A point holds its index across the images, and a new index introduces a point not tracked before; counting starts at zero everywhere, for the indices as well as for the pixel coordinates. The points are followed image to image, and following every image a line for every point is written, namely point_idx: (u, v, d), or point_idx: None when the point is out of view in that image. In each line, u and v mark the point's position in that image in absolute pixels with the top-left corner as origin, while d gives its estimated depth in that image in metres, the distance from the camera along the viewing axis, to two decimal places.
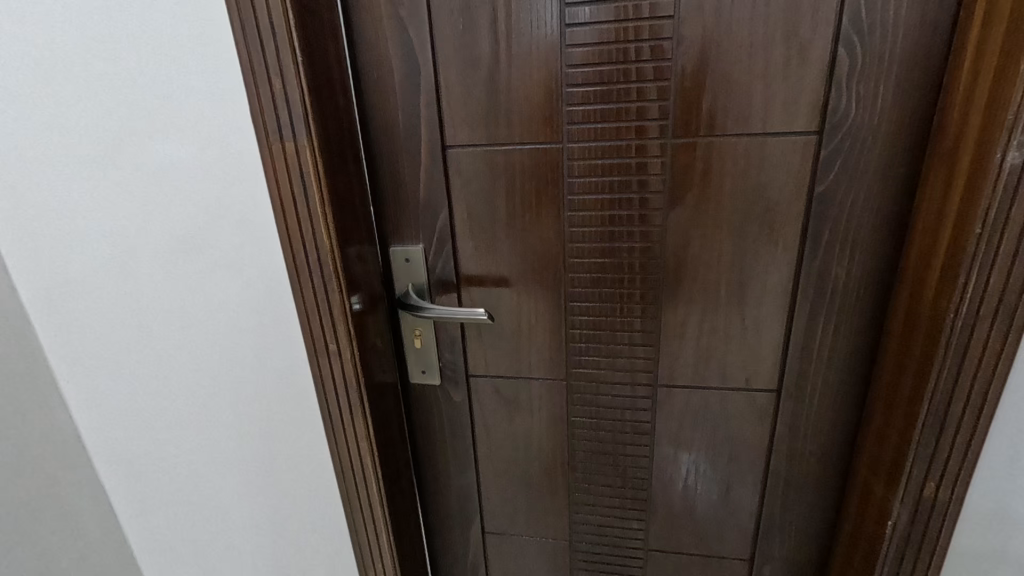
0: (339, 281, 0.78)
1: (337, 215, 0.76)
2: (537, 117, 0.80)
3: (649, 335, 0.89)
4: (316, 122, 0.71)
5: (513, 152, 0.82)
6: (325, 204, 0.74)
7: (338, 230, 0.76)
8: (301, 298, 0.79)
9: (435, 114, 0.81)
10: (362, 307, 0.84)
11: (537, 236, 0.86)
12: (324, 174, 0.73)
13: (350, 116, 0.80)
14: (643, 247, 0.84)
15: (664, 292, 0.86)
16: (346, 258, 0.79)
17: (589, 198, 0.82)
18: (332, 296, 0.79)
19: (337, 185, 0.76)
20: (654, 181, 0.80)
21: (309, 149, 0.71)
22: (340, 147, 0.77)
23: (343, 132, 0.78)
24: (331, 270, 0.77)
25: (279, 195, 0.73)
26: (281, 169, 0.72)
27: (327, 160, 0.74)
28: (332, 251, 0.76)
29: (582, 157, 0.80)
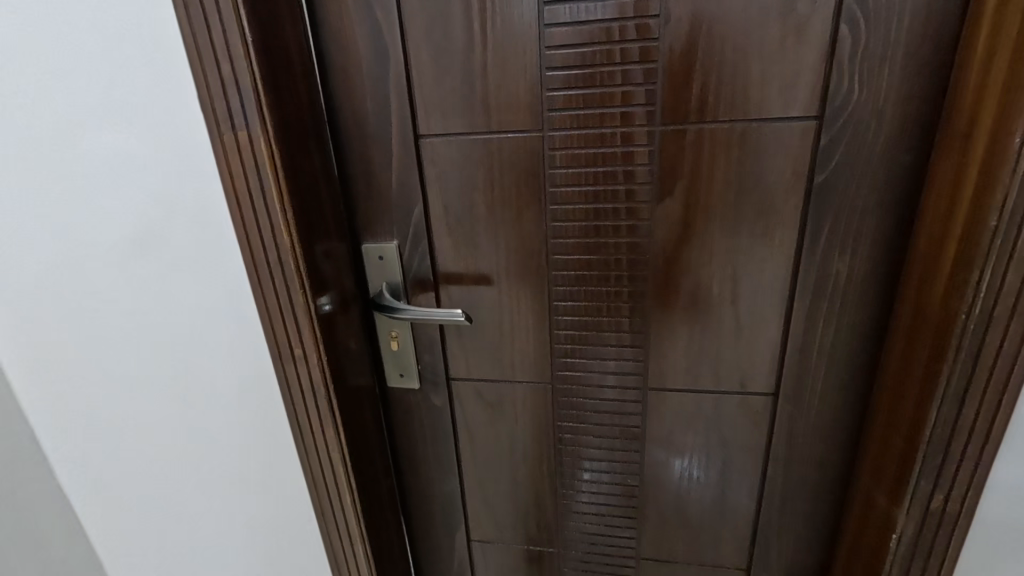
0: (302, 281, 0.73)
1: (300, 212, 0.71)
2: (515, 104, 0.74)
3: (638, 336, 0.84)
4: (271, 111, 0.65)
5: (490, 142, 0.76)
6: (285, 200, 0.69)
7: (301, 227, 0.71)
8: (264, 301, 0.74)
9: (406, 101, 0.76)
10: (331, 310, 0.79)
11: (518, 232, 0.81)
12: (283, 168, 0.68)
13: (313, 105, 0.74)
14: (630, 243, 0.79)
15: (653, 291, 0.81)
16: (312, 258, 0.74)
17: (573, 191, 0.77)
18: (296, 299, 0.74)
19: (299, 179, 0.71)
20: (640, 173, 0.74)
21: (265, 141, 0.66)
22: (302, 138, 0.72)
23: (305, 120, 0.72)
24: (294, 271, 0.72)
25: (234, 190, 0.68)
26: (236, 162, 0.67)
27: (287, 153, 0.68)
28: (294, 251, 0.71)
29: (564, 146, 0.75)
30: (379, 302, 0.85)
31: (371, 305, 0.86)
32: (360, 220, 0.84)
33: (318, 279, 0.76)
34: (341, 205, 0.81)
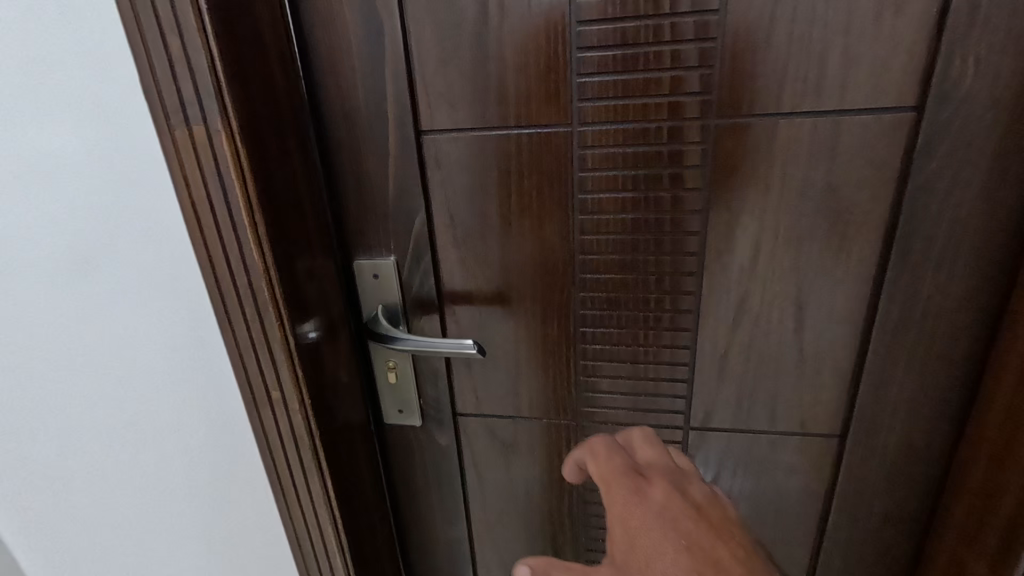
0: (278, 310, 0.60)
1: (275, 227, 0.58)
2: (538, 92, 0.61)
3: (679, 368, 0.72)
4: (235, 101, 0.52)
5: (508, 139, 0.63)
6: (255, 213, 0.55)
7: (277, 245, 0.58)
8: (233, 333, 0.61)
9: (405, 90, 0.62)
10: (316, 341, 0.66)
11: (539, 246, 0.68)
12: (253, 172, 0.54)
13: (293, 95, 0.61)
14: (673, 260, 0.66)
15: (700, 315, 0.68)
16: (292, 282, 0.61)
17: (606, 197, 0.64)
18: (272, 331, 0.61)
19: (274, 186, 0.58)
20: (690, 177, 0.61)
21: (228, 139, 0.52)
22: (278, 134, 0.58)
23: (281, 113, 0.59)
24: (268, 298, 0.59)
25: (191, 200, 0.55)
26: (193, 165, 0.54)
27: (258, 153, 0.55)
28: (269, 274, 0.58)
29: (598, 144, 0.62)
30: (374, 329, 0.72)
31: (365, 332, 0.73)
32: (351, 232, 0.70)
33: (300, 306, 0.63)
34: (327, 214, 0.68)
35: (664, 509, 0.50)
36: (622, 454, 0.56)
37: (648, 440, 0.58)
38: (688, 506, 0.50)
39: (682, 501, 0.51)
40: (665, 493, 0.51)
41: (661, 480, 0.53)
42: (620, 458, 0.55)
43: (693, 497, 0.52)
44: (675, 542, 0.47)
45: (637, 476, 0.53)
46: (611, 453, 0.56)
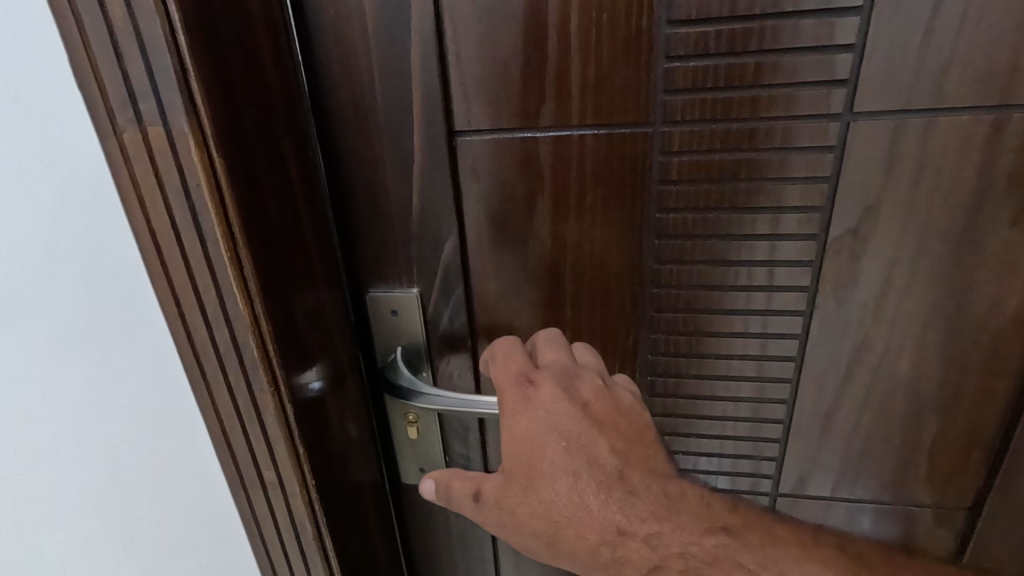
0: (271, 368, 0.46)
1: (266, 264, 0.44)
2: (610, 82, 0.46)
3: (770, 426, 0.58)
4: (207, 96, 0.37)
5: (567, 144, 0.49)
6: (238, 249, 0.41)
7: (268, 288, 0.44)
8: (212, 398, 0.47)
9: (436, 79, 0.48)
10: (318, 400, 0.52)
11: (600, 277, 0.54)
12: (235, 194, 0.40)
13: (287, 86, 0.46)
14: (774, 296, 0.52)
15: (801, 364, 0.54)
16: (288, 333, 0.47)
17: (690, 217, 0.50)
18: (262, 396, 0.47)
19: (264, 210, 0.43)
20: (806, 192, 0.47)
21: (198, 149, 0.38)
22: (269, 140, 0.44)
23: (273, 107, 0.44)
24: (257, 356, 0.45)
25: (148, 228, 0.40)
26: (150, 184, 0.39)
27: (241, 167, 0.40)
28: (258, 327, 0.44)
29: (686, 149, 0.48)
30: (392, 377, 0.58)
31: (381, 380, 0.59)
32: (363, 258, 0.56)
33: (298, 361, 0.49)
34: (330, 237, 0.53)
35: (553, 414, 0.49)
36: (519, 358, 0.52)
37: (549, 335, 0.54)
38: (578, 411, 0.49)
39: (572, 406, 0.50)
40: (555, 398, 0.50)
41: (552, 384, 0.50)
42: (515, 365, 0.51)
43: (585, 399, 0.50)
44: (564, 445, 0.48)
45: (525, 379, 0.51)
46: (505, 362, 0.52)
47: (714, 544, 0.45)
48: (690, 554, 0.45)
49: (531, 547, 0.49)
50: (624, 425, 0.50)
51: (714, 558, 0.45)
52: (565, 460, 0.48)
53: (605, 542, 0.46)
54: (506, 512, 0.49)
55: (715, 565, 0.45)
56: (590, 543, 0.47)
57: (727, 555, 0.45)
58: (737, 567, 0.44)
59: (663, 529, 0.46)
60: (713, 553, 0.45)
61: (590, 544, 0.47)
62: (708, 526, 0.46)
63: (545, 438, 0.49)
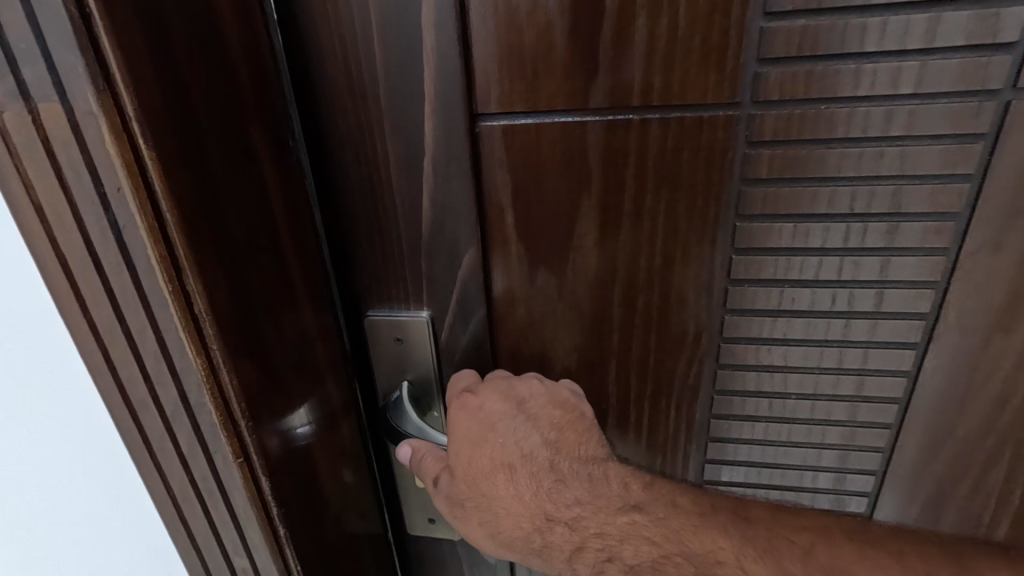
0: (234, 428, 0.35)
1: (226, 298, 0.33)
2: (684, 51, 0.35)
3: (858, 478, 0.48)
4: (125, 60, 0.26)
5: (622, 131, 0.38)
6: (184, 279, 0.30)
7: (229, 329, 0.33)
8: (158, 470, 0.37)
9: (454, 45, 0.36)
10: (304, 458, 0.42)
11: (656, 299, 0.43)
12: (176, 205, 0.29)
13: (254, 55, 0.34)
14: (880, 325, 0.41)
15: (907, 406, 0.44)
16: (259, 381, 0.36)
17: (779, 224, 0.39)
18: (225, 466, 0.36)
19: (222, 225, 0.32)
20: (936, 194, 0.36)
21: (116, 140, 0.26)
22: (228, 128, 0.32)
23: (234, 81, 0.33)
24: (216, 418, 0.34)
25: (53, 246, 0.29)
26: (53, 191, 0.28)
27: (186, 166, 0.29)
28: (215, 381, 0.33)
29: (783, 139, 0.36)
30: (394, 412, 0.47)
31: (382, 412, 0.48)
32: (360, 277, 0.45)
33: (275, 416, 0.38)
34: (319, 253, 0.42)
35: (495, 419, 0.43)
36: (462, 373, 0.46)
37: (501, 370, 0.46)
38: (516, 408, 0.44)
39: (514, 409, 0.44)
40: (495, 401, 0.44)
41: (494, 393, 0.44)
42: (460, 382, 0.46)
43: (524, 398, 0.44)
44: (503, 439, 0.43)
45: (466, 391, 0.45)
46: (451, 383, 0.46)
47: (625, 524, 0.41)
48: (606, 534, 0.41)
49: (477, 542, 0.44)
50: (566, 419, 0.44)
51: (626, 536, 0.41)
52: (500, 455, 0.43)
53: (533, 530, 0.42)
54: (455, 508, 0.44)
55: (624, 543, 0.41)
56: (522, 532, 0.42)
57: (637, 532, 0.41)
58: (645, 543, 0.41)
59: (584, 513, 0.42)
60: (625, 532, 0.41)
61: (522, 534, 0.42)
62: (619, 505, 0.42)
63: (487, 436, 0.43)
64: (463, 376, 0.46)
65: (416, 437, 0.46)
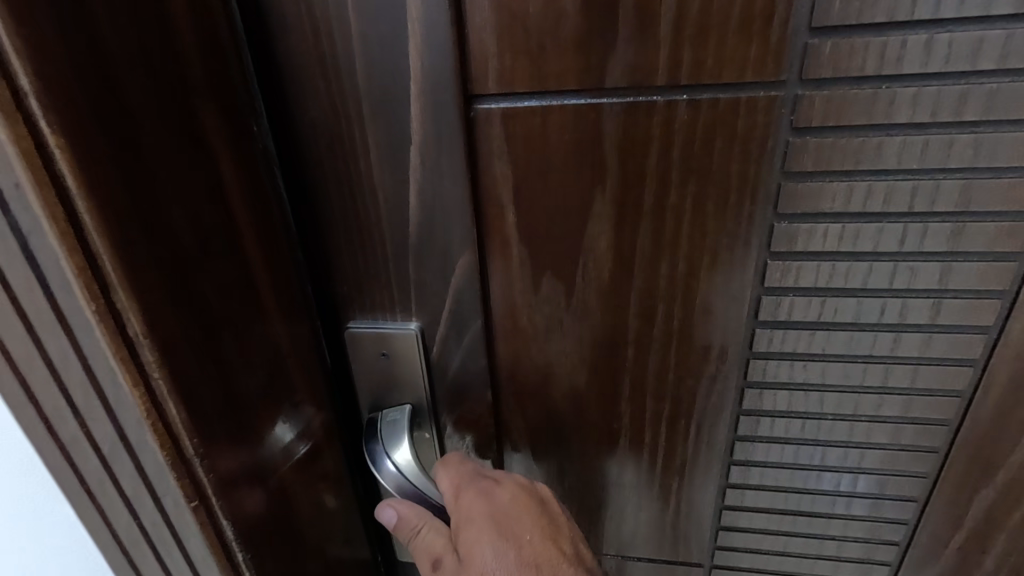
0: (183, 462, 0.30)
1: (169, 317, 0.28)
2: (721, 17, 0.29)
3: (896, 504, 0.43)
4: (19, 25, 0.21)
5: (643, 115, 0.32)
6: (113, 294, 0.26)
7: (174, 353, 0.28)
8: (103, 518, 0.31)
9: (443, 11, 0.30)
10: (276, 494, 0.37)
11: (678, 309, 0.38)
12: (95, 205, 0.24)
13: (205, 24, 0.29)
14: (934, 339, 0.36)
15: (958, 429, 0.39)
16: (215, 408, 0.31)
17: (822, 226, 0.34)
18: (178, 510, 0.31)
19: (163, 231, 0.27)
20: (1011, 190, 0.31)
21: (10, 125, 0.22)
22: (171, 114, 0.27)
23: (176, 54, 0.27)
24: (162, 455, 0.30)
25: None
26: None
27: (110, 159, 0.25)
28: (159, 413, 0.29)
29: (833, 124, 0.31)
30: (391, 446, 0.41)
31: (371, 451, 0.41)
32: (340, 286, 0.39)
33: (238, 447, 0.33)
34: (293, 260, 0.37)
35: (513, 512, 0.38)
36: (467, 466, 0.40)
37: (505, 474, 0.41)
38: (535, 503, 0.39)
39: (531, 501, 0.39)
40: (512, 492, 0.39)
41: (514, 485, 0.39)
42: (466, 467, 0.39)
43: (543, 497, 0.40)
44: (511, 497, 0.38)
45: (484, 476, 0.39)
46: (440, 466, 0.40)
47: None
48: None
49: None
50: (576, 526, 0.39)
51: None
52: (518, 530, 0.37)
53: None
54: None
55: None
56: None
57: None
58: None
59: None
60: None
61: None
62: None
63: (505, 510, 0.38)
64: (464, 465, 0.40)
65: (399, 500, 0.40)
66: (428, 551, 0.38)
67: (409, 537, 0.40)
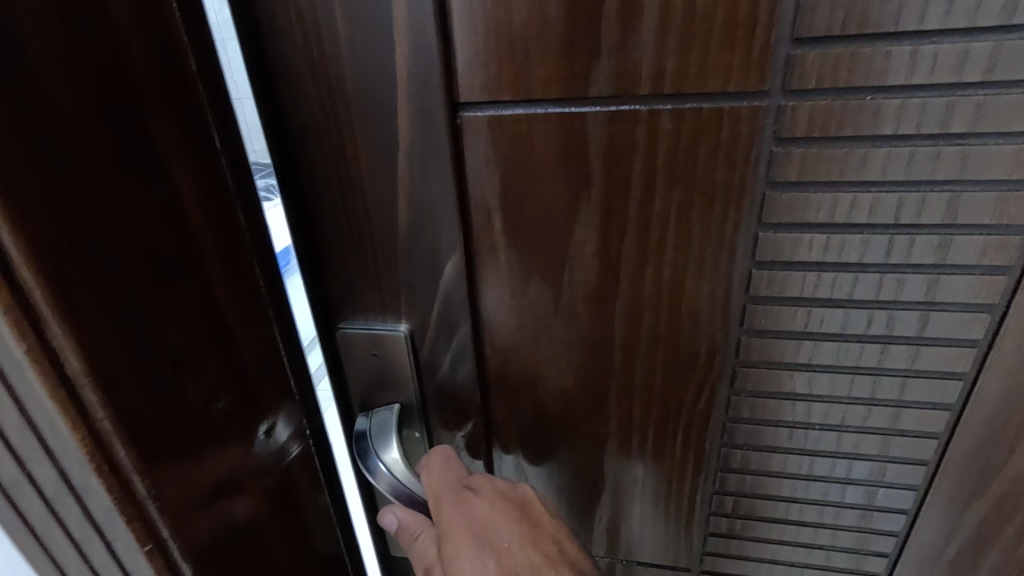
0: (129, 506, 0.30)
1: (113, 355, 0.28)
2: (704, 28, 0.29)
3: (885, 516, 0.43)
4: None
5: (627, 125, 0.32)
6: (50, 338, 0.26)
7: (119, 391, 0.29)
8: (51, 555, 0.33)
9: (429, 21, 0.31)
10: (240, 522, 0.37)
11: (664, 316, 0.38)
12: (28, 249, 0.24)
13: (162, 61, 0.29)
14: (921, 353, 0.36)
15: (946, 443, 0.39)
16: (167, 446, 0.31)
17: (808, 236, 0.33)
18: (129, 551, 0.32)
19: (108, 269, 0.28)
20: (1001, 204, 0.30)
21: None
22: (117, 152, 0.28)
23: (126, 93, 0.28)
24: (109, 498, 0.30)
25: None
26: None
27: (46, 206, 0.25)
28: (103, 456, 0.29)
29: (817, 134, 0.31)
30: (386, 455, 0.42)
31: (365, 463, 0.41)
32: (331, 288, 0.40)
33: (193, 485, 0.33)
34: (268, 283, 0.37)
35: (494, 520, 0.38)
36: (451, 473, 0.40)
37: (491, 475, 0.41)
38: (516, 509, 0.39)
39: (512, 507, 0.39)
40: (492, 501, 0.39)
41: (495, 491, 0.39)
42: (451, 472, 0.40)
43: (525, 500, 0.40)
44: (491, 506, 0.38)
45: (463, 485, 0.39)
46: (424, 470, 0.40)
47: None
48: None
49: None
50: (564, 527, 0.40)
51: None
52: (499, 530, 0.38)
53: None
54: None
55: None
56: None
57: None
58: None
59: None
60: None
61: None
62: None
63: (485, 519, 0.38)
64: (450, 470, 0.40)
65: (401, 507, 0.42)
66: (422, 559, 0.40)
67: (409, 543, 0.42)
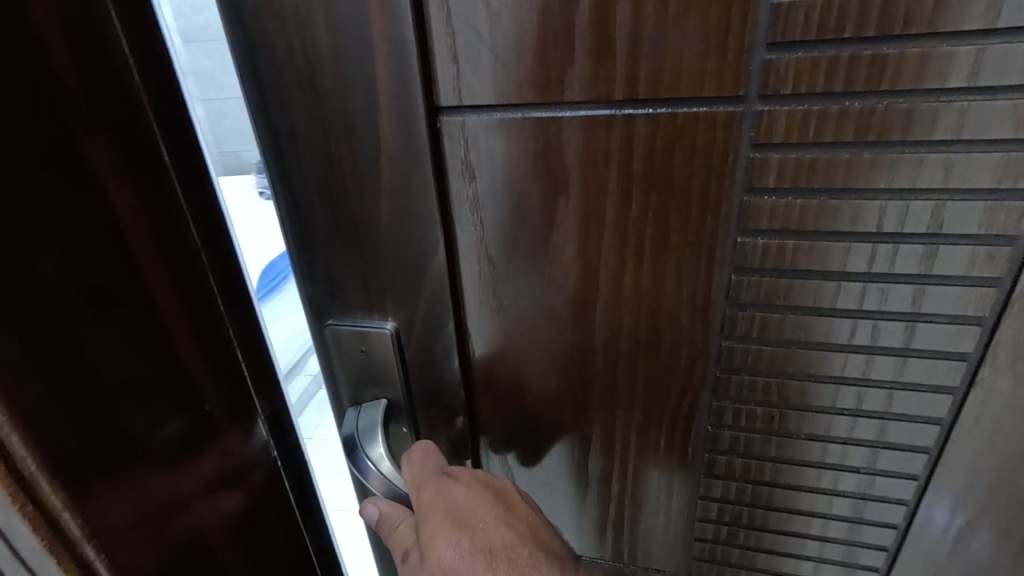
0: (64, 547, 0.28)
1: (37, 385, 0.27)
2: (676, 32, 0.29)
3: (874, 530, 0.42)
4: None
5: (603, 130, 0.32)
6: None
7: (46, 425, 0.27)
8: None
9: (407, 29, 0.31)
10: (197, 546, 0.36)
11: (645, 319, 0.38)
12: None
13: (93, 70, 0.29)
14: (907, 365, 0.35)
15: (936, 458, 0.37)
16: (104, 475, 0.30)
17: (788, 244, 0.33)
18: None
19: (32, 293, 0.26)
20: (988, 214, 0.29)
21: None
22: (41, 170, 0.27)
23: (50, 105, 0.27)
24: (36, 541, 0.28)
25: None
26: None
27: None
28: (28, 497, 0.27)
29: (794, 142, 0.30)
30: (373, 452, 0.43)
31: (355, 463, 0.43)
32: (320, 286, 0.41)
33: (138, 512, 0.32)
34: (217, 288, 0.38)
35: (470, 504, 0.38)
36: (430, 463, 0.41)
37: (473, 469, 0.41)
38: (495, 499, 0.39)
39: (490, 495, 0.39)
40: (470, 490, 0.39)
41: (471, 478, 0.40)
42: (430, 462, 0.41)
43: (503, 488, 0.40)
44: (468, 490, 0.39)
45: (442, 473, 0.40)
46: (406, 461, 0.41)
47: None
48: None
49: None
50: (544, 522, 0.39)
51: None
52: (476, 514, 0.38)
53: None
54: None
55: None
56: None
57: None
58: None
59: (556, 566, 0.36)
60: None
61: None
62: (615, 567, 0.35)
63: (463, 507, 0.38)
64: (428, 460, 0.41)
65: (382, 498, 0.42)
66: (400, 545, 0.41)
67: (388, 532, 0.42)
